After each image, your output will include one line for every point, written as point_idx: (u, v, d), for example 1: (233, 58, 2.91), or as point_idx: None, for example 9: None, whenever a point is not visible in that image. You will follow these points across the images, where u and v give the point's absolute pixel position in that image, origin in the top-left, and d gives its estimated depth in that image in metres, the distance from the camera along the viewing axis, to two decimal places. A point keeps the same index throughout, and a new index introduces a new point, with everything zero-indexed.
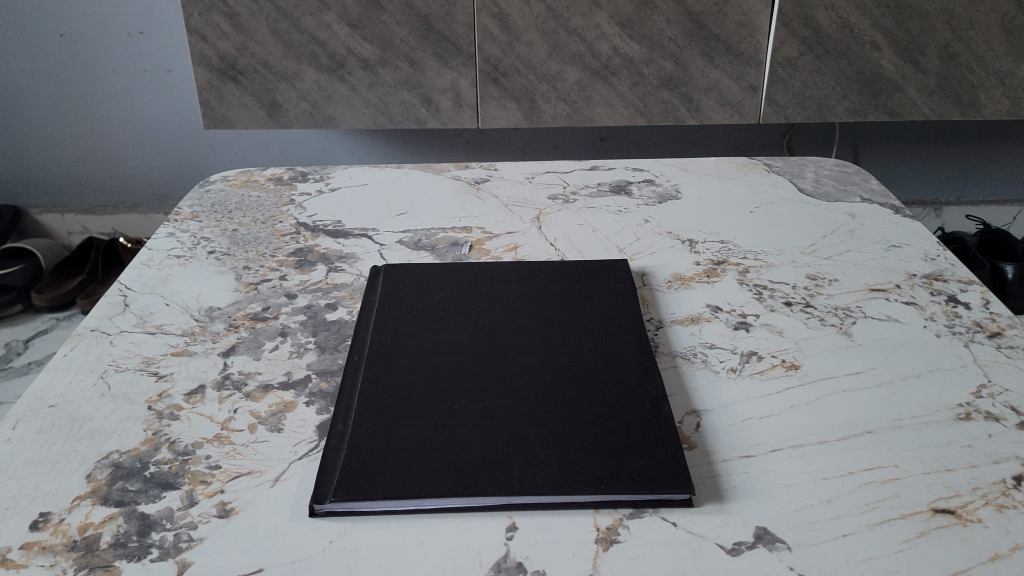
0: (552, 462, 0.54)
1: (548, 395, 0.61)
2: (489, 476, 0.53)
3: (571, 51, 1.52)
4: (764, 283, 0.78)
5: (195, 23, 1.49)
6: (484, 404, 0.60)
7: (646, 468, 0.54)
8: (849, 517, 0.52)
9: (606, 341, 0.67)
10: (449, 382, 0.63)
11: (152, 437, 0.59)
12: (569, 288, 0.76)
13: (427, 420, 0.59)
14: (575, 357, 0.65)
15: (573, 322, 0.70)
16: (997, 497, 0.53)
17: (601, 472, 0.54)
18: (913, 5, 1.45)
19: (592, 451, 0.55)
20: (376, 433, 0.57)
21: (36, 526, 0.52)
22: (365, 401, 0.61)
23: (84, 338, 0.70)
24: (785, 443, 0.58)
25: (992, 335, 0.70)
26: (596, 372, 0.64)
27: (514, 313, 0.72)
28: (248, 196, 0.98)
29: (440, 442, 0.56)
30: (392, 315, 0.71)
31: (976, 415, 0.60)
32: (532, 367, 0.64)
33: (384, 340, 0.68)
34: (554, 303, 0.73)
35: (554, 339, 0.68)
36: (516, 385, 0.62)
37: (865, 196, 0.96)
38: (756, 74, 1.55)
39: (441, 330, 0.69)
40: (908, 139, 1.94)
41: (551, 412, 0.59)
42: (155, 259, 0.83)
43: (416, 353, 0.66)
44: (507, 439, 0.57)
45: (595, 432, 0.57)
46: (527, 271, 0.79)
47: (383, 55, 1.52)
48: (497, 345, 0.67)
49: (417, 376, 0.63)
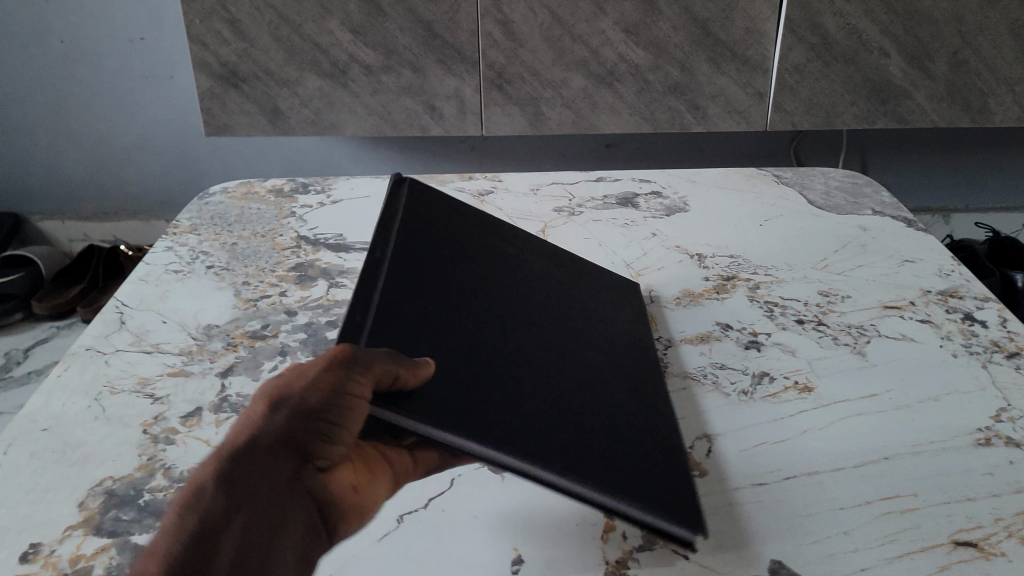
0: (594, 459, 0.50)
1: (575, 384, 0.57)
2: (530, 439, 0.48)
3: (576, 58, 1.49)
4: (775, 299, 0.76)
5: (196, 30, 1.46)
6: (518, 365, 0.55)
7: (686, 506, 0.50)
8: (867, 549, 0.50)
9: (627, 360, 0.64)
10: (481, 327, 0.57)
11: (147, 463, 0.57)
12: (586, 283, 0.73)
13: (463, 352, 0.52)
14: (602, 364, 0.62)
15: (592, 318, 0.68)
16: (1021, 528, 0.51)
17: (633, 483, 0.49)
18: (924, 12, 1.42)
19: (633, 466, 0.51)
20: (411, 341, 0.50)
21: (26, 558, 0.50)
22: (398, 302, 0.53)
23: (79, 358, 0.68)
24: (799, 469, 0.56)
25: (1010, 355, 0.68)
26: (623, 389, 0.60)
27: (535, 281, 0.68)
28: (248, 208, 0.96)
29: (480, 386, 0.50)
30: (422, 216, 0.64)
31: (996, 440, 0.58)
32: (561, 354, 0.60)
33: (414, 240, 0.60)
34: (573, 290, 0.70)
35: (581, 336, 0.64)
36: (548, 364, 0.57)
37: (877, 208, 0.94)
38: (762, 81, 1.52)
39: (470, 261, 0.64)
40: (917, 146, 1.92)
41: (579, 402, 0.55)
42: (152, 274, 0.81)
43: (444, 274, 0.59)
44: (547, 416, 0.51)
45: (635, 450, 0.53)
46: (545, 245, 0.75)
47: (386, 62, 1.50)
48: (523, 306, 0.63)
49: (450, 298, 0.57)
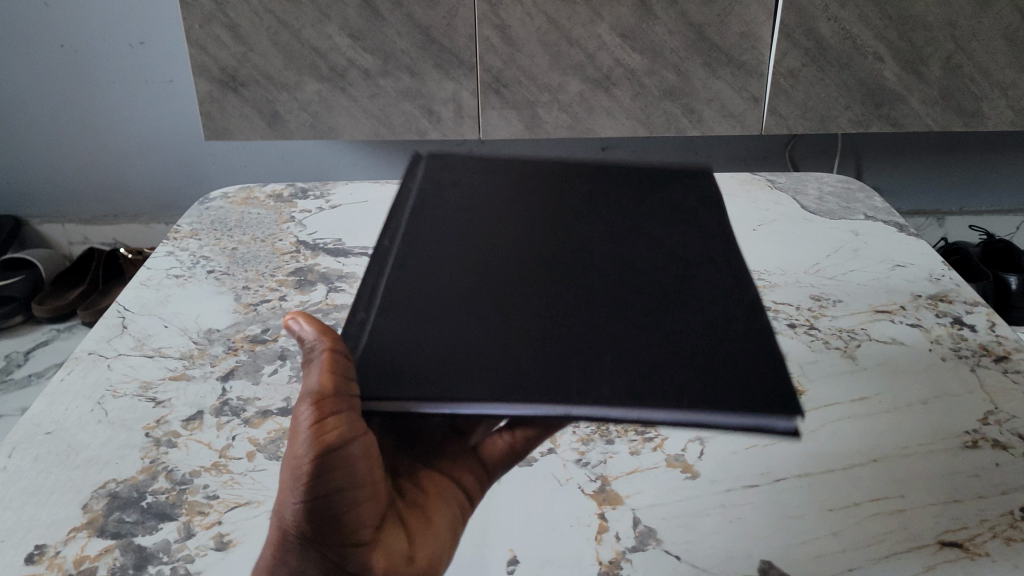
0: (623, 369, 0.45)
1: (622, 280, 0.52)
2: (541, 376, 0.45)
3: (572, 62, 1.46)
4: (768, 303, 0.77)
5: (196, 35, 1.47)
6: (534, 291, 0.51)
7: (742, 376, 0.45)
8: (855, 551, 0.51)
9: (680, 212, 0.58)
10: (493, 261, 0.54)
11: (150, 465, 0.58)
12: (643, 149, 0.66)
13: (469, 299, 0.50)
14: (647, 235, 0.56)
15: (651, 184, 0.61)
16: (1006, 529, 0.52)
17: (685, 386, 0.44)
18: (916, 16, 1.41)
19: (672, 357, 0.46)
20: (407, 313, 0.49)
21: (32, 559, 0.51)
22: (397, 270, 0.52)
23: (82, 362, 0.69)
24: (790, 472, 0.57)
25: (999, 359, 0.69)
26: (672, 253, 0.54)
27: (573, 166, 0.63)
28: (248, 213, 0.97)
29: (485, 330, 0.48)
30: (439, 161, 0.64)
31: (983, 442, 0.60)
32: (595, 245, 0.55)
33: (427, 191, 0.60)
34: (623, 165, 0.64)
35: (621, 212, 0.58)
36: (577, 268, 0.53)
37: (870, 213, 0.95)
38: (758, 86, 1.49)
39: (495, 183, 0.62)
40: (911, 149, 1.94)
41: (627, 302, 0.50)
42: (153, 279, 0.82)
43: (456, 218, 0.57)
44: (567, 340, 0.47)
45: (679, 334, 0.48)
46: (591, 118, 0.70)
47: (384, 66, 1.48)
48: (558, 207, 0.59)
49: (464, 241, 0.56)
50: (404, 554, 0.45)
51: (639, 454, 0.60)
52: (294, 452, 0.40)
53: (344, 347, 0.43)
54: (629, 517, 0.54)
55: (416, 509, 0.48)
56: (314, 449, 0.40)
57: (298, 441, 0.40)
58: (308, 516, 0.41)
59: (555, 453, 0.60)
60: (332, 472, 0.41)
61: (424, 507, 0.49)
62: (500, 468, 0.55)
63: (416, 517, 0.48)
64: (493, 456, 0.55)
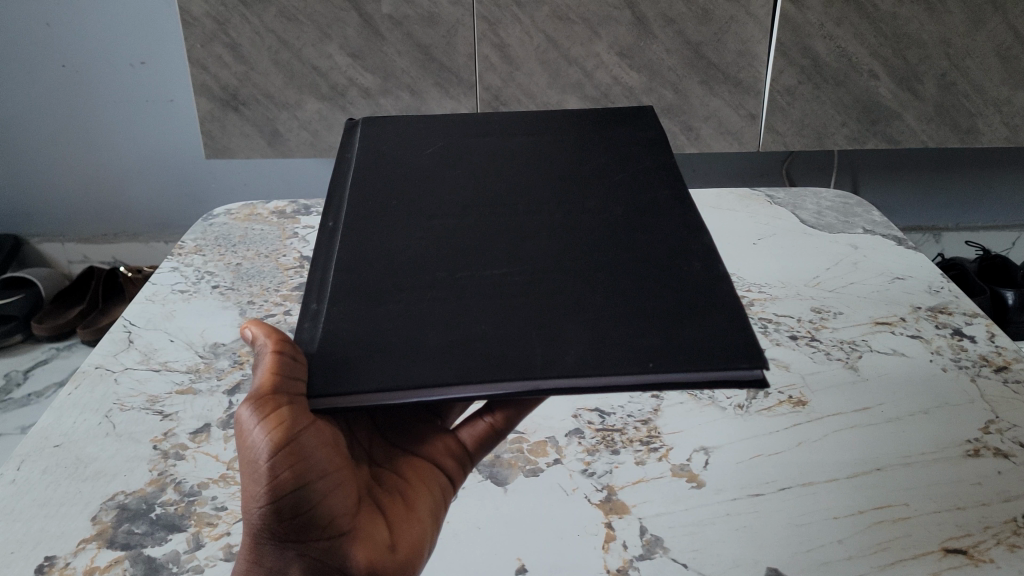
0: (583, 336, 0.45)
1: (569, 261, 0.52)
2: (504, 354, 0.44)
3: (570, 80, 1.45)
4: (769, 316, 0.78)
5: (196, 54, 1.45)
6: (491, 270, 0.51)
7: (702, 334, 0.44)
8: (860, 558, 0.52)
9: (638, 195, 0.59)
10: (448, 248, 0.54)
11: (157, 478, 0.59)
12: (578, 151, 0.67)
13: (420, 293, 0.49)
14: (604, 216, 0.57)
15: (602, 179, 0.62)
16: (1009, 537, 0.53)
17: (655, 348, 0.44)
18: (911, 35, 1.40)
19: (634, 322, 0.46)
20: (358, 311, 0.48)
21: (42, 570, 0.51)
22: (343, 273, 0.51)
23: (89, 376, 0.70)
24: (795, 481, 0.58)
25: (998, 369, 0.70)
26: (625, 232, 0.55)
27: (526, 172, 0.64)
28: (251, 229, 0.98)
29: (442, 318, 0.47)
30: (377, 173, 0.64)
31: (984, 451, 0.60)
32: (552, 227, 0.56)
33: (365, 203, 0.59)
34: (571, 165, 0.65)
35: (578, 196, 0.60)
36: (533, 248, 0.53)
37: (868, 228, 0.96)
38: (755, 103, 1.49)
39: (441, 188, 0.61)
40: (907, 165, 1.95)
41: (579, 279, 0.50)
42: (158, 294, 0.83)
43: (409, 214, 0.58)
44: (525, 311, 0.47)
45: (638, 299, 0.48)
46: (516, 132, 0.71)
47: (384, 85, 1.47)
48: (505, 205, 0.59)
49: (408, 242, 0.55)
50: (385, 542, 0.45)
51: (644, 464, 0.60)
52: (249, 456, 0.41)
53: (291, 349, 0.43)
54: (636, 526, 0.54)
55: (396, 498, 0.48)
56: (266, 451, 0.41)
57: (251, 446, 0.41)
58: (277, 516, 0.42)
59: (560, 464, 0.60)
60: (291, 459, 0.41)
61: (404, 495, 0.49)
62: (480, 450, 0.55)
63: (396, 507, 0.48)
64: (473, 439, 0.55)
